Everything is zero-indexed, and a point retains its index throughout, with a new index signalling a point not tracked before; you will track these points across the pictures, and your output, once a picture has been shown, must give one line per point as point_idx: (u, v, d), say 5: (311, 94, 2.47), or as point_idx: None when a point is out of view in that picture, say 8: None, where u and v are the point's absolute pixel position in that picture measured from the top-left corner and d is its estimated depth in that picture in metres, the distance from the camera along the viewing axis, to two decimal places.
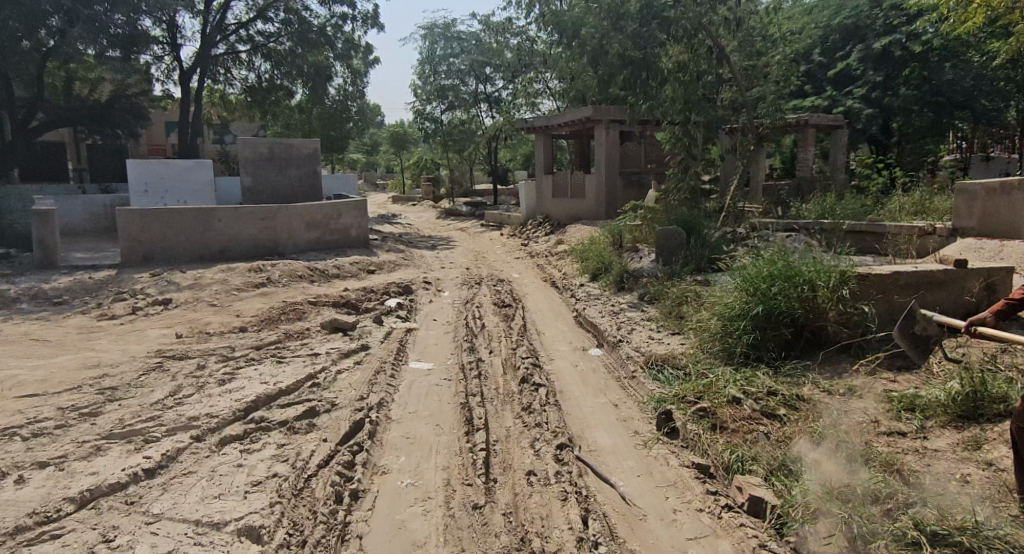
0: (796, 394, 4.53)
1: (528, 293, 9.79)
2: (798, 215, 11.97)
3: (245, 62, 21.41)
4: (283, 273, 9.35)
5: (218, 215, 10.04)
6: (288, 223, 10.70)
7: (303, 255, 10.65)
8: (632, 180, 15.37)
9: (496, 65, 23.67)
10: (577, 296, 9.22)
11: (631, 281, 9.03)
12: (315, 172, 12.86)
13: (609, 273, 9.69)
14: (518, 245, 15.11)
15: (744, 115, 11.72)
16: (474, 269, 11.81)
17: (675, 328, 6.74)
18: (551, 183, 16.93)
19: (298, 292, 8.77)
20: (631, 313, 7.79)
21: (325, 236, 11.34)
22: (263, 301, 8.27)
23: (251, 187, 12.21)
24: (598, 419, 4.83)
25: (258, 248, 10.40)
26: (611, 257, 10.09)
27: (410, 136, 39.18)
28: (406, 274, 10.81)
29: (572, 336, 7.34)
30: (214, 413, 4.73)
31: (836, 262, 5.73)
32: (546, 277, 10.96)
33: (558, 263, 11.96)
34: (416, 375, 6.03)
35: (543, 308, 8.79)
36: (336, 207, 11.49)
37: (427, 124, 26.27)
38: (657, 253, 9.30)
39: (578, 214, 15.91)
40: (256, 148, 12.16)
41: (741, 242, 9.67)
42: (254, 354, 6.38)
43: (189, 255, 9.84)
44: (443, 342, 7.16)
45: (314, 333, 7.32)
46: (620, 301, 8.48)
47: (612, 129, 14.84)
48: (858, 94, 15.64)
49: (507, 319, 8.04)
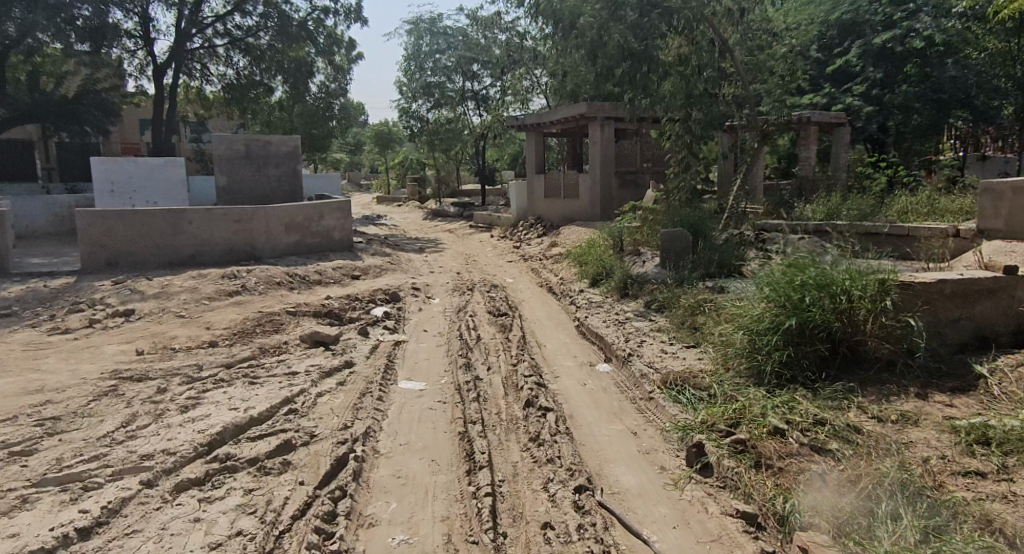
0: (845, 423, 3.94)
1: (524, 300, 9.18)
2: (803, 216, 11.49)
3: (223, 56, 20.63)
4: (260, 279, 8.65)
5: (189, 217, 9.29)
6: (265, 225, 9.99)
7: (282, 260, 9.95)
8: (628, 180, 14.82)
9: (483, 62, 23.00)
10: (577, 303, 8.64)
11: (635, 287, 8.46)
12: (296, 172, 12.16)
13: (610, 278, 9.12)
14: (509, 247, 14.50)
15: (747, 111, 11.20)
16: (465, 274, 11.19)
17: (690, 342, 6.16)
18: (543, 183, 16.35)
19: (276, 301, 8.07)
20: (639, 324, 7.22)
21: (306, 239, 10.64)
22: (237, 311, 7.56)
23: (226, 187, 11.47)
24: (617, 451, 4.21)
25: (233, 252, 9.67)
26: (612, 262, 9.51)
27: (395, 136, 38.47)
28: (393, 280, 10.15)
29: (576, 350, 6.73)
30: (170, 451, 4.05)
31: (872, 267, 5.17)
32: (541, 283, 10.35)
33: (553, 267, 11.36)
34: (407, 397, 5.37)
35: (543, 317, 8.19)
36: (317, 209, 10.81)
37: (412, 123, 25.60)
38: (663, 256, 8.72)
39: (572, 215, 15.35)
40: (232, 146, 11.42)
41: (750, 246, 9.15)
42: (224, 373, 5.68)
43: (157, 261, 9.09)
44: (436, 358, 6.52)
45: (293, 348, 6.63)
46: (625, 309, 7.90)
47: (608, 127, 14.29)
48: (858, 91, 15.17)
49: (504, 331, 7.41)
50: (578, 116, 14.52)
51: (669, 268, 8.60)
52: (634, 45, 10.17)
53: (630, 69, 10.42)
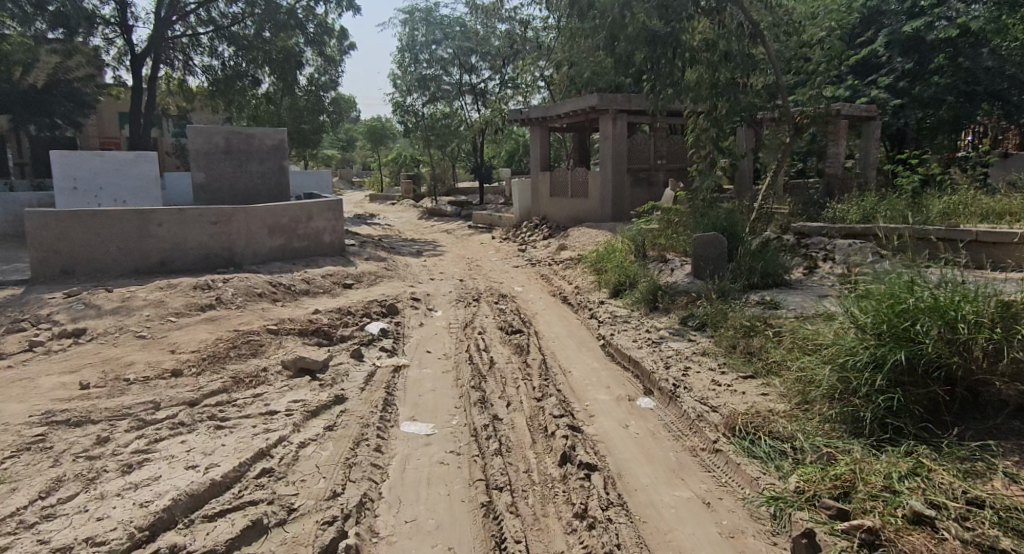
0: (1006, 503, 2.95)
1: (538, 314, 8.18)
2: (837, 217, 10.53)
3: (207, 46, 19.52)
4: (238, 290, 7.58)
5: (159, 218, 8.21)
6: (246, 227, 8.92)
7: (264, 266, 8.88)
8: (642, 178, 13.80)
9: (482, 54, 21.94)
10: (601, 319, 7.63)
11: (665, 300, 7.47)
12: (282, 168, 11.08)
13: (635, 289, 8.14)
14: (513, 250, 13.50)
15: (777, 102, 10.22)
16: (468, 281, 10.18)
17: (748, 373, 5.16)
18: (549, 181, 15.35)
19: (257, 316, 7.03)
20: (678, 346, 6.21)
21: (292, 243, 9.58)
22: (210, 329, 6.51)
23: (204, 185, 10.33)
24: (692, 535, 3.21)
25: (209, 259, 8.59)
26: (636, 271, 8.53)
27: (389, 131, 37.29)
28: (390, 289, 9.13)
29: (608, 378, 5.72)
30: (96, 541, 3.02)
31: (989, 286, 4.15)
32: (555, 293, 9.36)
33: (566, 274, 10.36)
34: (411, 446, 4.33)
35: (562, 335, 7.20)
36: (304, 209, 9.74)
37: (406, 118, 24.49)
38: (695, 264, 7.76)
39: (580, 215, 14.35)
40: (210, 139, 10.29)
41: (790, 251, 8.17)
42: (186, 414, 4.62)
43: (120, 268, 7.99)
44: (443, 390, 5.49)
45: (274, 377, 5.58)
46: (656, 328, 6.90)
47: (620, 120, 13.33)
48: (883, 83, 14.22)
49: (521, 353, 6.40)
50: (587, 110, 13.55)
51: (704, 276, 7.63)
52: (658, 27, 9.14)
53: (651, 55, 9.41)
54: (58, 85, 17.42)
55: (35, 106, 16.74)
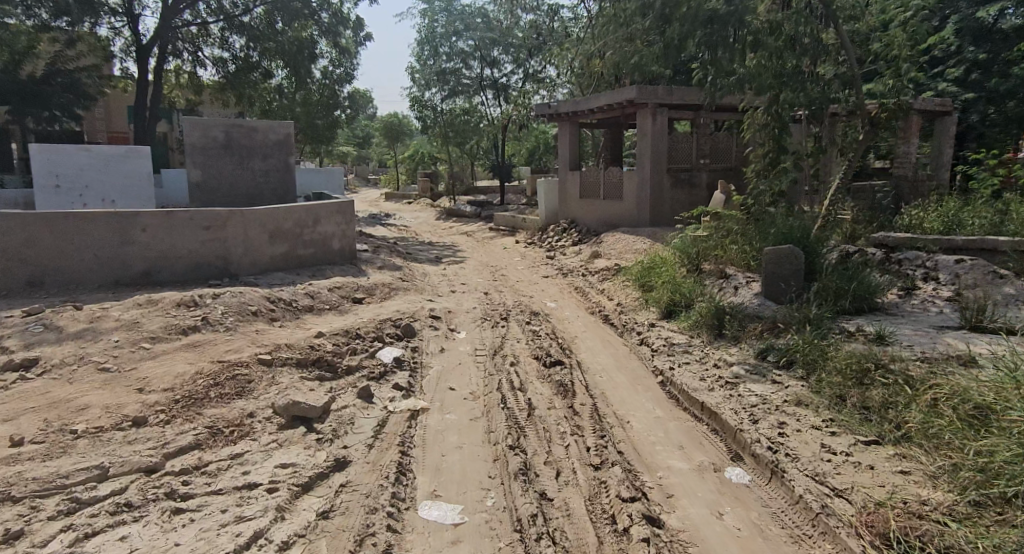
0: None
1: (577, 338, 7.04)
2: (915, 225, 9.23)
3: (218, 38, 18.59)
4: (230, 307, 6.50)
5: (143, 223, 7.14)
6: (243, 233, 7.83)
7: (263, 278, 7.81)
8: (683, 179, 12.56)
9: (505, 46, 20.73)
10: (654, 348, 6.46)
11: (734, 326, 6.28)
12: (287, 166, 10.01)
13: (693, 311, 6.98)
14: (540, 257, 12.36)
15: (849, 94, 8.94)
16: (493, 294, 9.07)
17: (871, 438, 3.93)
18: (578, 182, 14.20)
19: (249, 342, 5.91)
20: (760, 391, 4.99)
21: (296, 250, 8.49)
22: (190, 359, 5.39)
23: (200, 183, 9.27)
24: None
25: (201, 269, 7.54)
26: (691, 289, 7.35)
27: (406, 128, 36.23)
28: (407, 304, 8.04)
29: (679, 435, 4.52)
30: None
31: None
32: (594, 313, 8.19)
33: (604, 289, 9.19)
34: (434, 547, 3.18)
35: (610, 369, 6.03)
36: (310, 212, 8.65)
37: (424, 113, 23.38)
38: (767, 283, 6.59)
39: (613, 219, 13.19)
40: (207, 133, 9.23)
41: (878, 267, 6.91)
42: (136, 490, 3.51)
43: (99, 280, 6.95)
44: (472, 448, 4.34)
45: (261, 428, 4.46)
46: (725, 364, 5.72)
47: (660, 115, 12.13)
48: (952, 76, 12.82)
49: (564, 396, 5.23)
50: (623, 104, 12.38)
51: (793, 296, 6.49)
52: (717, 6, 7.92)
53: (708, 38, 8.17)
54: (58, 76, 16.69)
55: (32, 97, 16.17)
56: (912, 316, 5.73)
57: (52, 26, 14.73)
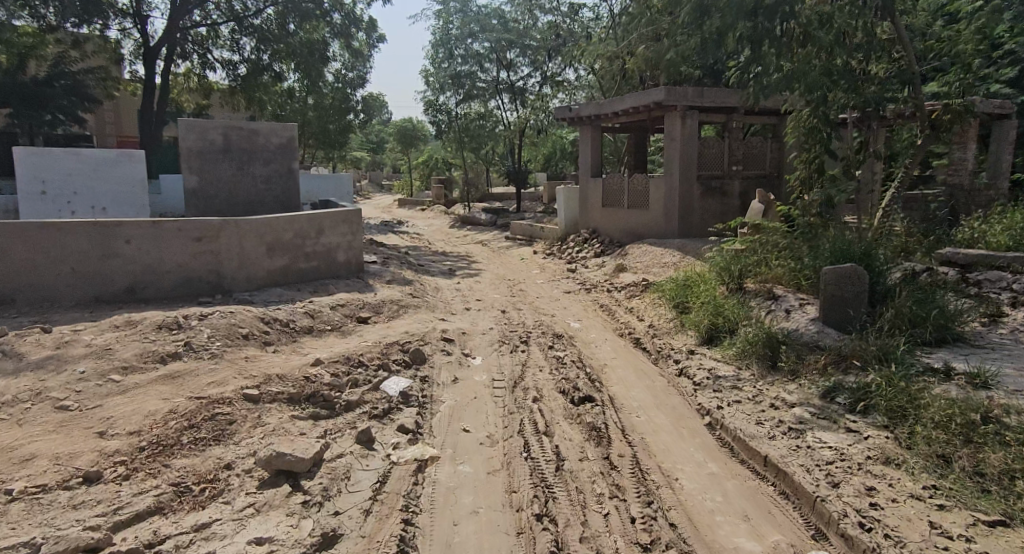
0: None
1: (605, 367, 6.26)
2: (978, 240, 8.33)
3: (229, 40, 18.12)
4: (218, 329, 5.80)
5: (127, 234, 6.46)
6: (238, 245, 7.13)
7: (259, 295, 7.12)
8: (714, 186, 11.76)
9: (522, 47, 20.03)
10: (696, 382, 5.66)
11: (789, 358, 5.47)
12: (290, 171, 9.32)
13: (738, 337, 6.19)
14: (561, 269, 11.63)
15: (906, 94, 8.08)
16: (512, 312, 8.33)
17: (995, 518, 3.12)
18: (600, 189, 13.45)
19: (237, 372, 5.20)
20: (834, 441, 4.17)
21: (297, 263, 7.80)
22: (164, 394, 4.67)
23: (197, 190, 8.63)
24: None
25: (190, 284, 6.85)
26: (735, 311, 6.56)
27: (420, 132, 35.68)
28: (417, 325, 7.31)
29: (743, 501, 3.72)
30: None
31: None
32: (623, 335, 7.43)
33: (632, 307, 8.42)
34: None
35: (647, 407, 5.24)
36: (313, 222, 7.96)
37: (438, 117, 22.75)
38: (825, 306, 5.79)
39: (637, 229, 12.42)
40: (205, 136, 8.59)
41: (953, 290, 6.06)
42: None
43: (76, 297, 6.29)
44: (491, 516, 3.57)
45: (237, 486, 3.71)
46: (783, 404, 4.91)
47: (690, 119, 11.36)
48: (1008, 76, 11.85)
49: (599, 444, 4.44)
50: (650, 106, 11.63)
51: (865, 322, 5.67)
52: None
53: (751, 32, 7.40)
54: (62, 78, 16.19)
55: (33, 99, 15.65)
56: (1005, 351, 4.88)
57: (60, 27, 14.67)
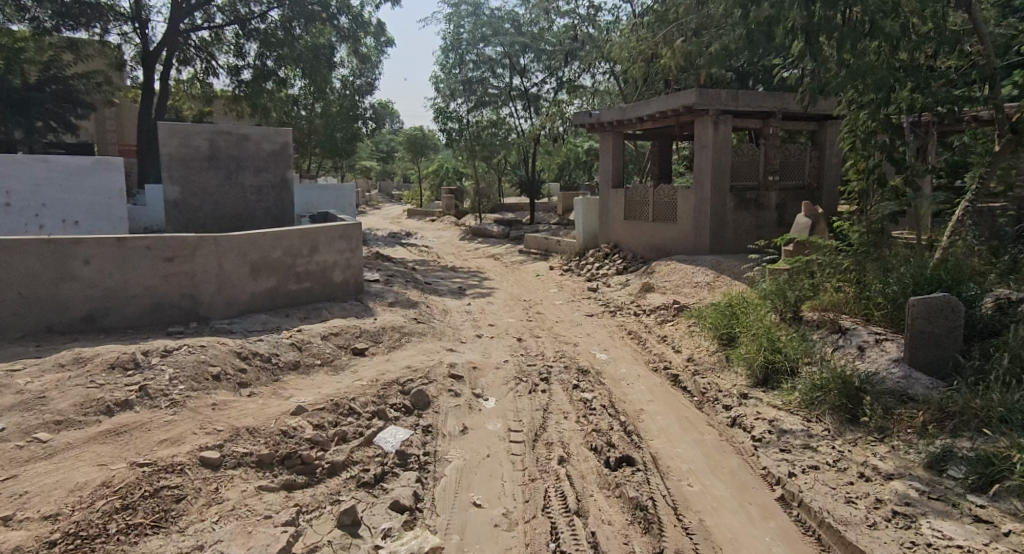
0: None
1: (643, 414, 5.28)
2: None
3: (233, 46, 17.39)
4: (184, 368, 4.87)
5: (86, 253, 5.55)
6: (217, 265, 6.22)
7: (240, 322, 6.20)
8: (749, 198, 10.78)
9: (537, 53, 19.32)
10: (755, 437, 4.66)
11: (873, 411, 4.46)
12: (284, 181, 8.44)
13: (801, 380, 5.20)
14: (581, 288, 10.68)
15: (981, 93, 7.09)
16: (529, 340, 7.38)
17: None
18: (622, 201, 12.50)
19: (199, 424, 4.25)
20: (963, 537, 3.17)
21: (286, 285, 6.91)
22: (101, 457, 3.73)
23: (179, 201, 7.76)
24: None
25: (159, 310, 5.95)
26: (794, 347, 5.57)
27: (431, 141, 35.00)
28: (423, 358, 6.38)
29: None
30: None
31: None
32: (658, 370, 6.44)
33: (665, 335, 7.45)
34: None
35: (700, 472, 4.25)
36: (307, 238, 7.08)
37: (449, 125, 21.94)
38: (910, 346, 4.79)
39: (663, 244, 11.45)
40: (189, 141, 7.74)
41: None
42: None
43: (22, 326, 5.38)
44: None
45: None
46: (876, 474, 3.89)
47: (723, 124, 10.40)
48: None
49: (650, 535, 3.45)
50: (679, 110, 10.68)
51: (967, 362, 4.68)
52: None
53: (806, 24, 6.46)
54: (52, 83, 15.42)
55: (20, 106, 14.67)
56: None
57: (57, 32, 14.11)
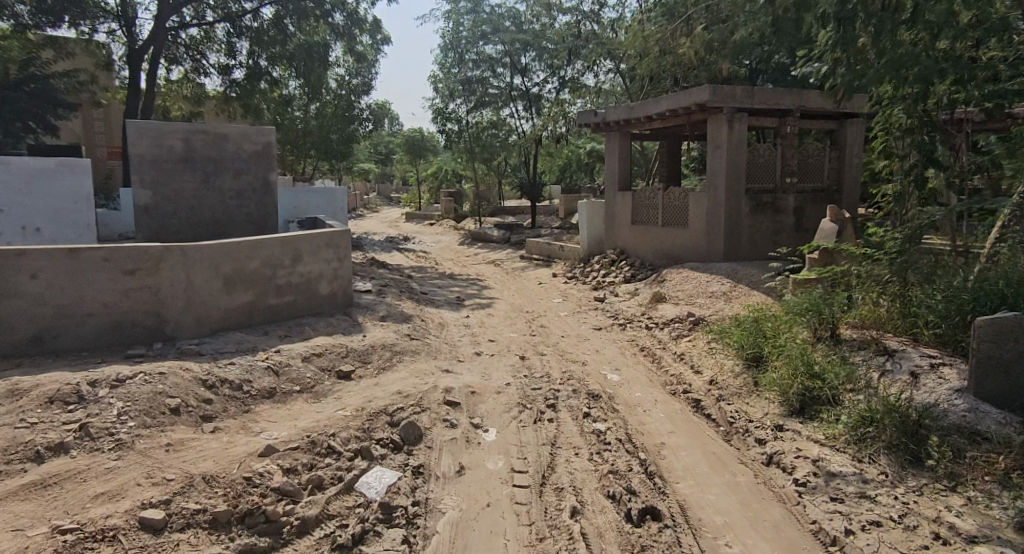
0: None
1: (666, 450, 4.63)
2: None
3: (224, 44, 16.74)
4: (136, 400, 4.21)
5: (33, 266, 4.90)
6: (185, 278, 5.56)
7: (210, 342, 5.55)
8: (766, 201, 10.14)
9: (539, 51, 18.61)
10: (797, 481, 4.01)
11: (941, 454, 3.83)
12: (267, 184, 7.81)
13: (846, 412, 4.55)
14: (586, 298, 10.03)
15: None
16: (533, 359, 6.73)
17: None
18: (629, 204, 11.87)
19: (145, 471, 3.60)
20: None
21: (265, 299, 6.26)
22: (18, 520, 3.10)
23: (150, 207, 7.11)
24: None
25: (118, 329, 5.30)
26: (835, 371, 4.91)
27: (430, 143, 34.39)
28: (416, 382, 5.73)
29: None
30: None
31: None
32: (677, 394, 5.79)
33: (682, 352, 6.80)
34: None
35: (738, 527, 3.60)
36: (290, 247, 6.43)
37: (448, 126, 21.31)
38: (977, 374, 4.15)
39: (674, 251, 10.83)
40: (161, 141, 7.08)
41: None
42: None
43: None
44: None
45: None
46: (954, 536, 3.27)
47: (738, 122, 9.76)
48: None
49: None
50: (691, 109, 10.03)
51: None
52: None
53: (841, 9, 5.83)
54: (30, 82, 14.79)
55: None
56: None
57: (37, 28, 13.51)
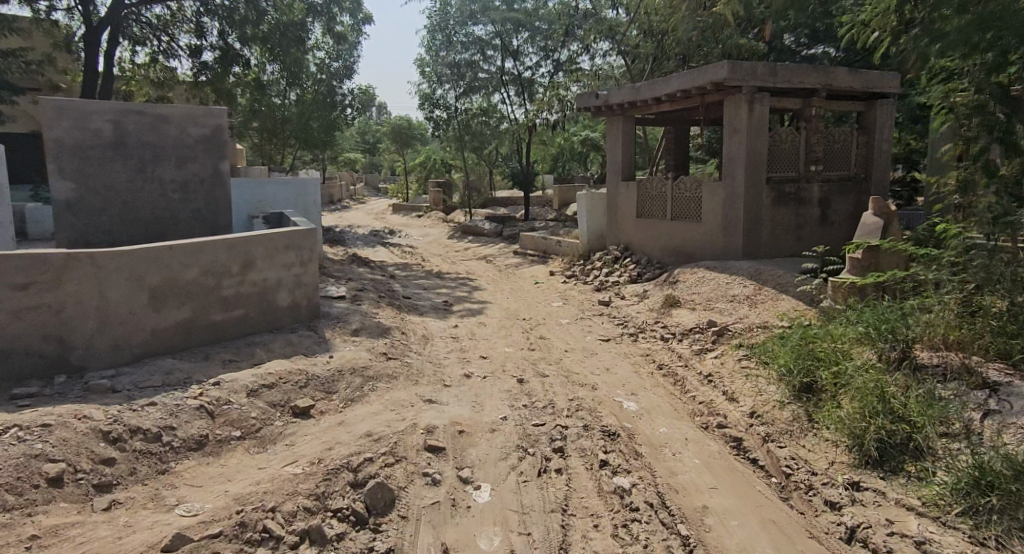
0: None
1: (714, 518, 3.55)
2: None
3: (191, 25, 15.34)
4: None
5: None
6: (98, 292, 4.41)
7: (130, 372, 4.42)
8: (789, 191, 9.06)
9: (532, 32, 17.32)
10: None
11: None
12: (218, 174, 6.67)
13: (945, 468, 3.49)
14: (588, 301, 8.94)
15: None
16: (534, 383, 5.62)
17: None
18: (634, 195, 10.77)
19: None
20: None
21: (207, 314, 5.13)
22: None
23: (74, 203, 5.93)
24: None
25: (5, 361, 4.12)
26: (925, 411, 3.83)
27: (418, 131, 33.02)
28: (390, 419, 4.59)
29: None
30: None
31: None
32: (710, 431, 4.71)
33: (709, 372, 5.71)
34: None
35: None
36: (238, 250, 5.28)
37: (436, 112, 20.07)
38: None
39: (685, 246, 9.76)
40: (85, 123, 5.87)
41: None
42: None
43: None
44: None
45: None
46: None
47: (759, 103, 8.66)
48: None
49: None
50: (707, 88, 8.90)
51: None
52: None
53: None
54: None
55: None
56: None
57: None
